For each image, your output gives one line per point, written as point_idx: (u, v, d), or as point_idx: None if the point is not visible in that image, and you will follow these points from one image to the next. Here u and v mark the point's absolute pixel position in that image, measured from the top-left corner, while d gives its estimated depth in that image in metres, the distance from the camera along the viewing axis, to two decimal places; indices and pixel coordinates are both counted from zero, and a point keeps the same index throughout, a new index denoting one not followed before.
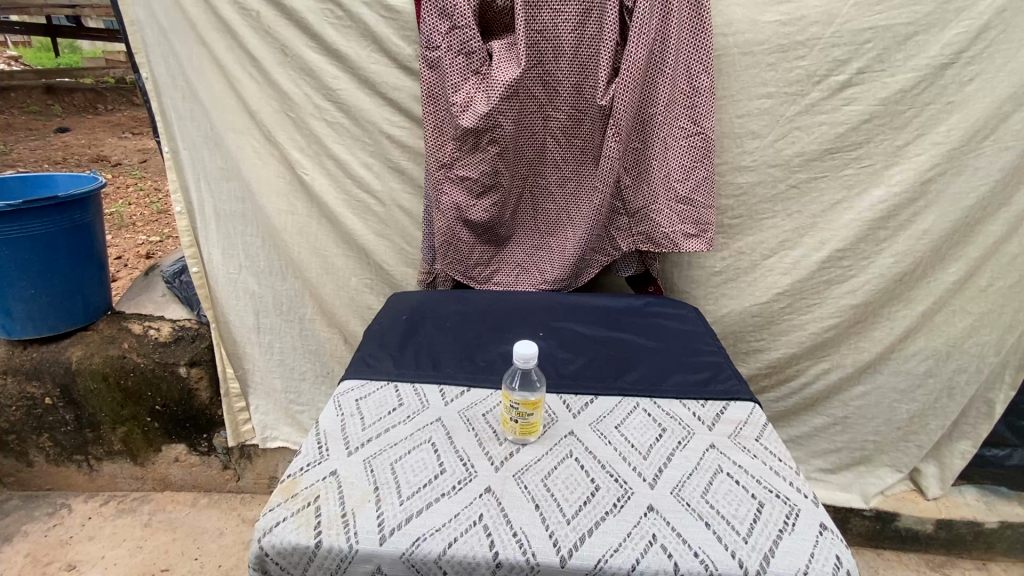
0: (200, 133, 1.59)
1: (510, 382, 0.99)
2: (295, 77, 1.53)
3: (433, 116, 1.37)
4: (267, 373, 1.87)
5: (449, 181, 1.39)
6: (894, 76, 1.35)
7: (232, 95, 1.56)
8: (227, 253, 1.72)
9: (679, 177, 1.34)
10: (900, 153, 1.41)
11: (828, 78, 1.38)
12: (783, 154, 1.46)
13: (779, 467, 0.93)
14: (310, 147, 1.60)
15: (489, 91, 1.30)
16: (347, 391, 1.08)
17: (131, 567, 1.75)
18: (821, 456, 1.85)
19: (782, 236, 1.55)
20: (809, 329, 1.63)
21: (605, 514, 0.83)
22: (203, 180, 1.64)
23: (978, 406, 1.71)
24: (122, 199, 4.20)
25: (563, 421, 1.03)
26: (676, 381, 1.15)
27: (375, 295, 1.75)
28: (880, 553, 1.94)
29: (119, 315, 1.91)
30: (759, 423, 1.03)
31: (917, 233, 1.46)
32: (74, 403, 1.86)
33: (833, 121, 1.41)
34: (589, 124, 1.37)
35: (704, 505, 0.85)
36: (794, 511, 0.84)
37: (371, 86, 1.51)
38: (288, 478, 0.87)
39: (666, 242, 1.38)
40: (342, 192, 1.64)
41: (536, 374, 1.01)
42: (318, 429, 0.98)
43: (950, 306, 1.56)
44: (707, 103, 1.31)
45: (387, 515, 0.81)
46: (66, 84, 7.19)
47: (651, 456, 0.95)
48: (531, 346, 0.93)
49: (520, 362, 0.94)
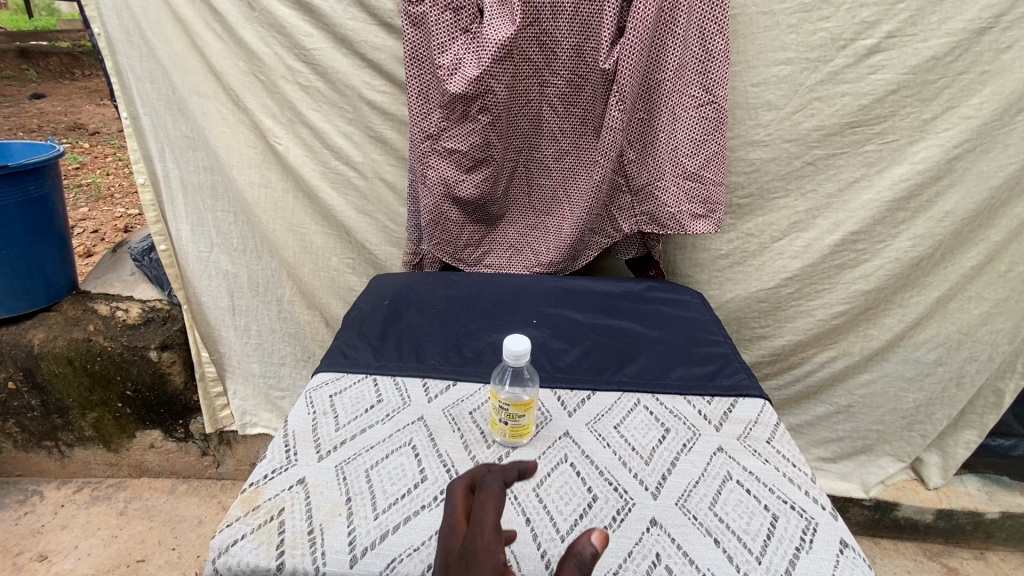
0: (161, 97, 1.45)
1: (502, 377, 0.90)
2: (264, 35, 1.38)
3: (417, 81, 1.24)
4: (245, 358, 1.77)
5: (436, 154, 1.26)
6: (927, 41, 1.23)
7: (195, 54, 1.42)
8: (197, 230, 1.60)
9: (688, 152, 1.22)
10: (926, 128, 1.30)
11: (854, 43, 1.25)
12: (800, 128, 1.35)
13: (794, 474, 0.84)
14: (282, 114, 1.46)
15: (479, 52, 1.17)
16: (321, 385, 0.99)
17: (105, 557, 1.68)
18: (822, 445, 1.79)
19: (794, 218, 1.45)
20: (817, 316, 1.55)
21: (604, 529, 0.75)
22: (167, 149, 1.51)
23: (987, 396, 1.64)
24: (99, 169, 4.02)
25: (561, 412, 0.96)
26: (680, 375, 1.06)
27: (358, 276, 1.64)
28: (878, 541, 1.89)
29: (85, 295, 1.79)
30: (770, 423, 0.95)
31: (938, 216, 1.36)
32: (39, 388, 1.76)
33: (857, 91, 1.29)
34: (590, 91, 1.24)
35: (713, 519, 0.77)
36: (811, 525, 0.76)
37: (349, 45, 1.37)
38: (249, 488, 0.78)
39: (671, 224, 1.27)
40: (319, 163, 1.51)
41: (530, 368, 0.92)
42: (286, 430, 0.89)
43: (966, 292, 1.48)
44: (721, 69, 1.18)
45: (359, 531, 0.73)
46: (40, 47, 6.80)
47: (654, 461, 0.86)
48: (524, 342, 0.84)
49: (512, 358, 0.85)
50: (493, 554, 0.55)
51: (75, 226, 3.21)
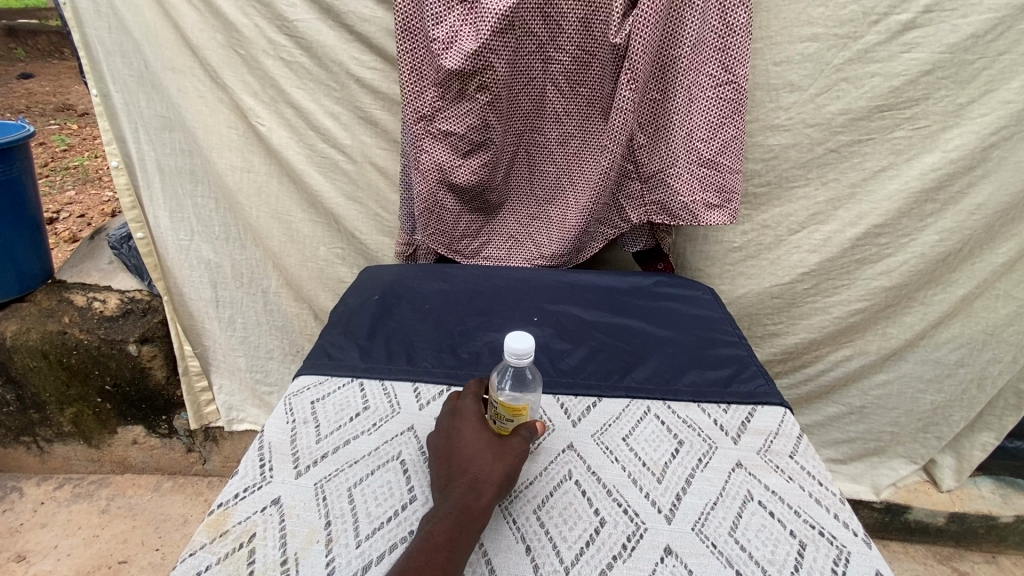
0: (133, 73, 1.35)
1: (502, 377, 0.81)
2: (243, 5, 1.27)
3: (410, 56, 1.13)
4: (230, 352, 1.68)
5: (430, 137, 1.16)
6: (967, 17, 1.13)
7: (169, 26, 1.31)
8: (176, 217, 1.50)
9: (704, 136, 1.12)
10: (962, 112, 1.20)
11: (888, 18, 1.15)
12: (824, 111, 1.25)
13: (821, 494, 0.76)
14: (265, 92, 1.36)
15: (477, 24, 1.06)
16: (302, 390, 0.90)
17: (84, 558, 1.61)
18: (832, 446, 1.71)
19: (813, 209, 1.35)
20: (834, 313, 1.46)
21: (613, 559, 0.67)
22: (141, 129, 1.40)
23: (1007, 397, 1.56)
24: (88, 151, 3.89)
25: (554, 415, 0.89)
26: (693, 379, 0.97)
27: (347, 267, 1.55)
28: (886, 544, 1.82)
29: (61, 284, 1.69)
30: (792, 434, 0.86)
31: (968, 208, 1.27)
32: (14, 382, 1.68)
33: (889, 72, 1.19)
34: (599, 68, 1.13)
35: (733, 547, 0.69)
36: (843, 555, 0.67)
37: (336, 16, 1.26)
38: (217, 510, 0.70)
39: (684, 214, 1.17)
40: (305, 146, 1.41)
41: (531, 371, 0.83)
42: (261, 442, 0.80)
43: (994, 290, 1.39)
44: (742, 45, 1.08)
45: (338, 562, 0.64)
46: (29, 25, 6.57)
47: (666, 478, 0.78)
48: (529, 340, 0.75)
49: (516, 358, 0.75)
50: (471, 406, 0.78)
51: (60, 210, 3.10)
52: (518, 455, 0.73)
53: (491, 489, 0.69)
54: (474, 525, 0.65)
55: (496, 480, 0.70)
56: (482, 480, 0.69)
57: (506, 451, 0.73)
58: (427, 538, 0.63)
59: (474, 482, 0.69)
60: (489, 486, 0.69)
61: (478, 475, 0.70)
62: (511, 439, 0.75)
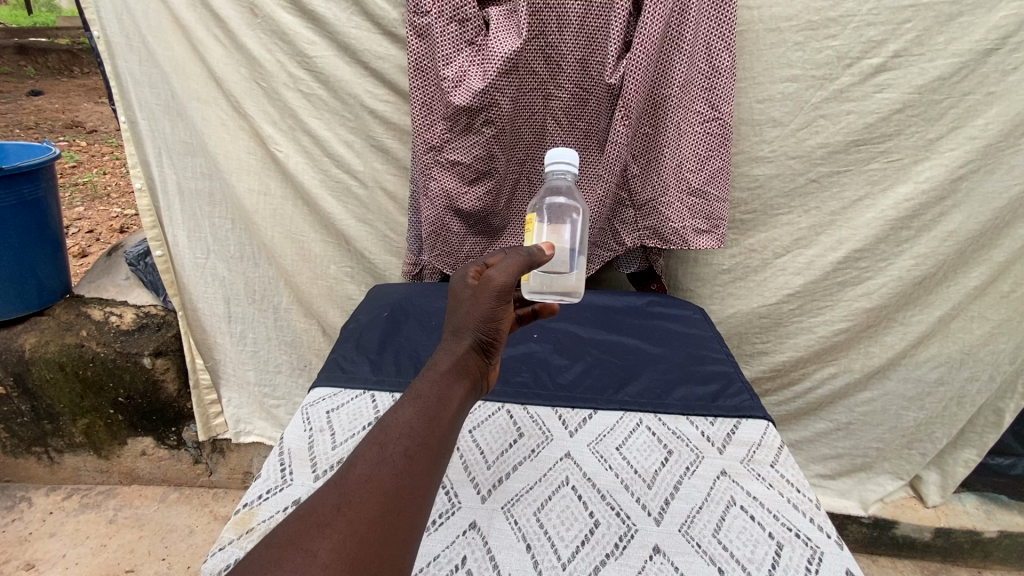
0: (160, 102, 1.44)
1: (540, 202, 1.12)
2: (267, 42, 1.38)
3: (421, 92, 1.23)
4: (239, 365, 1.74)
5: (438, 166, 1.25)
6: (933, 61, 1.23)
7: (196, 59, 1.41)
8: (194, 236, 1.58)
9: (692, 168, 1.22)
10: (932, 147, 1.30)
11: (860, 61, 1.26)
12: (804, 145, 1.35)
13: (799, 500, 0.81)
14: (284, 121, 1.46)
15: (484, 64, 1.15)
16: (317, 402, 0.97)
17: (93, 567, 1.63)
18: (821, 461, 1.76)
19: (797, 234, 1.44)
20: (818, 332, 1.53)
21: (606, 556, 0.73)
22: (165, 154, 1.49)
23: (987, 414, 1.61)
24: (97, 168, 3.99)
25: (581, 256, 1.15)
26: (683, 394, 1.04)
27: (356, 284, 1.62)
28: (875, 559, 1.86)
29: (78, 299, 1.77)
30: (774, 445, 0.92)
31: (941, 235, 1.35)
32: (30, 394, 1.74)
33: (862, 110, 1.30)
34: (595, 104, 1.23)
35: (716, 546, 0.74)
36: (816, 554, 0.72)
37: (352, 53, 1.36)
38: (243, 510, 0.76)
39: (675, 239, 1.26)
40: (319, 171, 1.49)
41: (570, 205, 1.10)
42: (282, 447, 0.87)
43: (969, 311, 1.47)
44: (728, 85, 1.19)
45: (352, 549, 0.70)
46: (40, 43, 6.72)
47: (656, 485, 0.85)
48: (568, 162, 0.93)
49: (555, 174, 0.99)
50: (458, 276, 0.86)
51: (70, 225, 3.18)
52: (489, 298, 0.77)
53: (464, 346, 0.77)
54: (450, 373, 0.74)
55: (472, 326, 0.78)
56: (456, 339, 0.77)
57: (479, 298, 0.78)
58: (402, 400, 0.70)
59: (451, 332, 0.78)
60: (465, 333, 0.78)
61: (456, 326, 0.78)
62: (486, 283, 0.79)
